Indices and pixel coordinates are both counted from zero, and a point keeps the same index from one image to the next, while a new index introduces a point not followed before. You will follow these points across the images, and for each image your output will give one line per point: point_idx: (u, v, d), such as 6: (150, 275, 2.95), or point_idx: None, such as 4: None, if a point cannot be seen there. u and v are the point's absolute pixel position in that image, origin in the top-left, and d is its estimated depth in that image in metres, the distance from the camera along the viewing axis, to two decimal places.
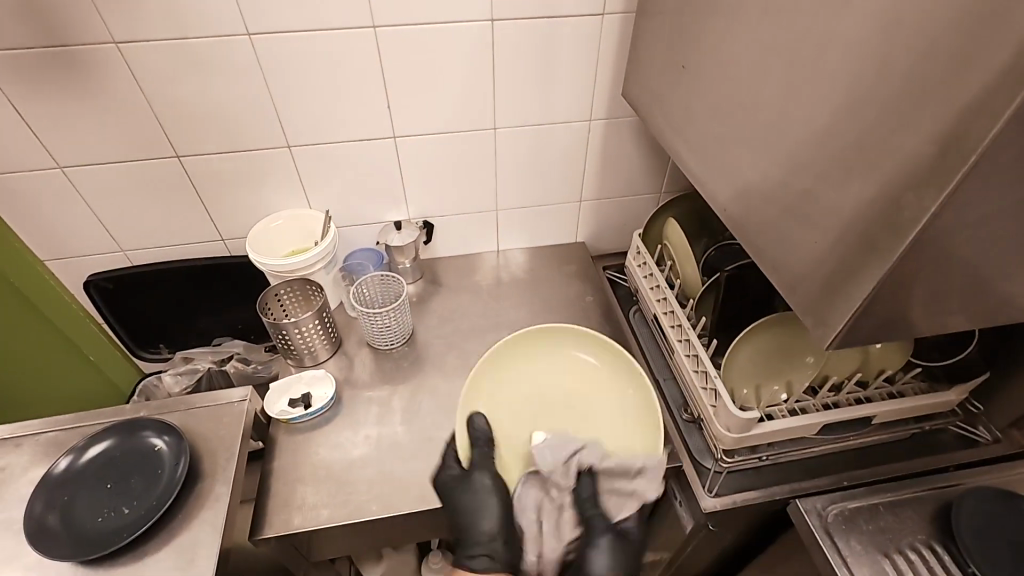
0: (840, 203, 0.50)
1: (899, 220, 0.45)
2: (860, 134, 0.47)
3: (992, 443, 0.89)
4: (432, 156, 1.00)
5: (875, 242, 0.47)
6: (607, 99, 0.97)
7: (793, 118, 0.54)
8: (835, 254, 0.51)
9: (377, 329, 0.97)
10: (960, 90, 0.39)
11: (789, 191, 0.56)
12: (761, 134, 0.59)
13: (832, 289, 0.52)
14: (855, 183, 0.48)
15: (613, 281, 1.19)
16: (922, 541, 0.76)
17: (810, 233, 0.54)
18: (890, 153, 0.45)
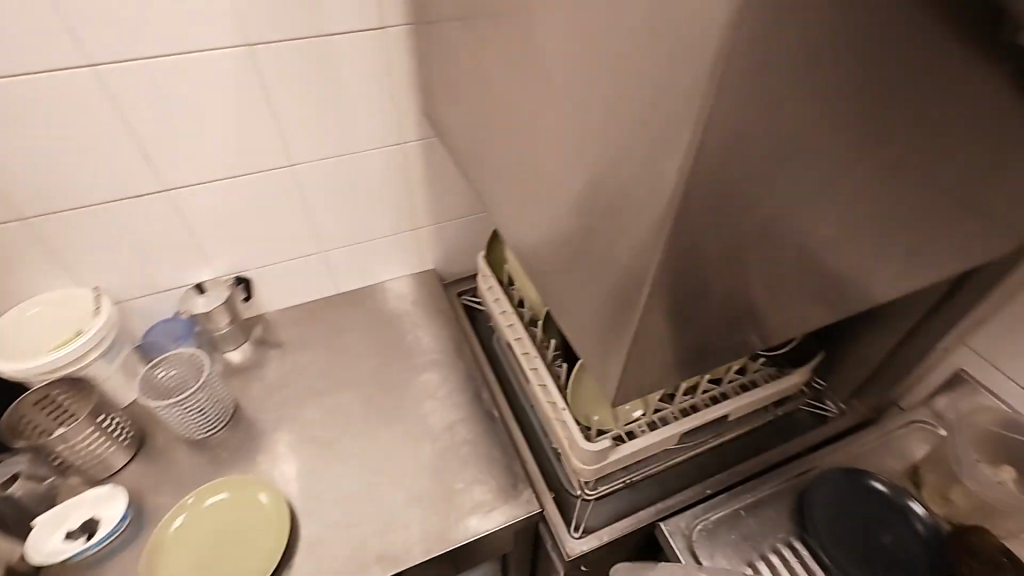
0: (600, 233, 0.43)
1: (644, 252, 0.38)
2: (600, 170, 0.41)
3: (840, 416, 0.91)
4: (222, 203, 0.85)
5: (632, 276, 0.41)
6: (416, 118, 0.88)
7: (549, 150, 0.47)
8: (608, 301, 0.45)
9: (183, 418, 0.82)
10: (667, 106, 0.32)
11: (563, 226, 0.49)
12: (530, 166, 0.52)
13: (610, 339, 0.46)
14: (609, 225, 0.42)
15: (470, 307, 1.11)
16: (783, 540, 0.75)
17: (584, 274, 0.48)
18: (626, 195, 0.39)
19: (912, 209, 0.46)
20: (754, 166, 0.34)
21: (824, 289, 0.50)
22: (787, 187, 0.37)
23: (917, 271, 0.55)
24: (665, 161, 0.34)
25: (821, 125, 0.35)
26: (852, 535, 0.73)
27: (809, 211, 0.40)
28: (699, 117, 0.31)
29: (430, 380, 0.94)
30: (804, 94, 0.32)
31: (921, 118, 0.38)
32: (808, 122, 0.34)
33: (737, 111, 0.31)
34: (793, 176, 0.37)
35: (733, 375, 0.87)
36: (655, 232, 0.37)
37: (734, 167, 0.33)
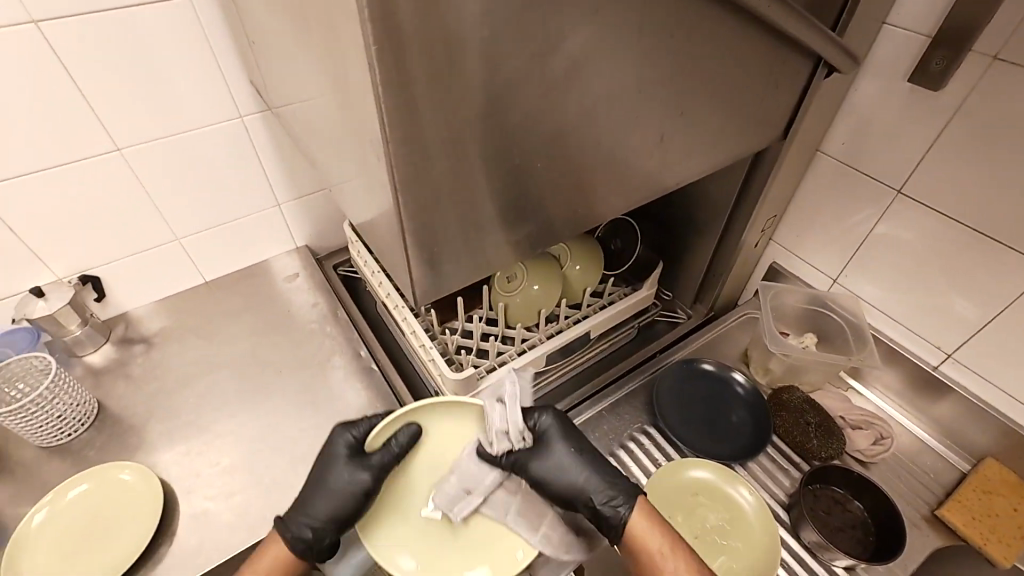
0: (361, 158, 0.45)
1: (382, 165, 0.40)
2: (342, 106, 0.43)
3: (688, 319, 1.03)
4: (42, 197, 0.80)
5: (385, 191, 0.42)
6: (248, 90, 0.87)
7: (315, 93, 0.49)
8: (388, 231, 0.49)
9: (35, 425, 0.77)
10: (344, 17, 0.34)
11: (349, 165, 0.52)
12: (316, 114, 0.54)
13: (398, 262, 0.50)
14: (365, 159, 0.45)
15: (348, 278, 1.12)
16: (638, 429, 0.85)
17: (372, 206, 0.51)
18: (361, 132, 0.41)
19: (659, 113, 0.53)
20: (473, 78, 0.38)
21: (606, 193, 0.57)
22: (519, 98, 0.42)
23: (691, 171, 0.64)
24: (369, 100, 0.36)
25: (528, 37, 0.39)
26: (693, 413, 0.84)
27: (555, 121, 0.46)
28: (376, 47, 0.33)
29: (308, 350, 0.95)
30: (498, 5, 0.36)
31: (631, 30, 0.44)
32: (513, 35, 0.38)
33: (426, 22, 0.34)
34: (521, 86, 0.41)
35: (591, 298, 0.96)
36: (385, 160, 0.40)
37: (448, 78, 0.37)
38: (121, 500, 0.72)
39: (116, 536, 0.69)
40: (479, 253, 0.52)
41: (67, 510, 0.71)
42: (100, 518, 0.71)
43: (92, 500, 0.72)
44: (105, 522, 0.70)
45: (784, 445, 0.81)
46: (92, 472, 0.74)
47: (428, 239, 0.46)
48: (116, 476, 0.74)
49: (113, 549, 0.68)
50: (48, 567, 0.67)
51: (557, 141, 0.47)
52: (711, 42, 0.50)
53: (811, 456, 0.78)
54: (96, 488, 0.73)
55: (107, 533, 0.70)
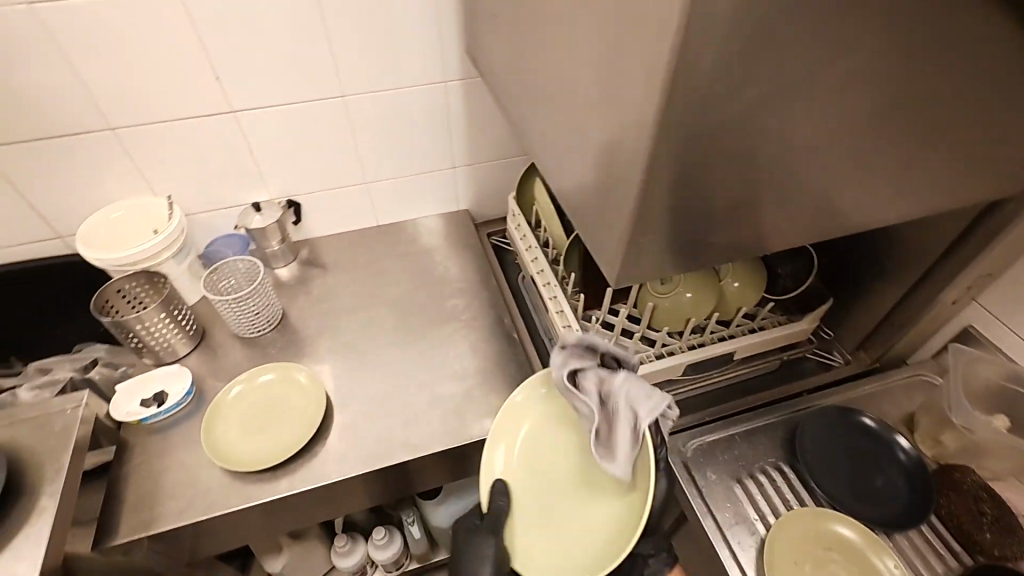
0: (602, 136, 0.47)
1: (635, 147, 0.42)
2: (601, 79, 0.45)
3: (844, 365, 0.94)
4: (279, 127, 0.94)
5: (626, 172, 0.44)
6: (459, 58, 0.94)
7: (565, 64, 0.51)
8: (604, 209, 0.51)
9: (239, 316, 0.92)
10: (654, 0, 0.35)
11: (570, 138, 0.54)
12: (548, 84, 0.57)
13: (605, 237, 0.51)
14: (605, 136, 0.46)
15: (498, 248, 1.18)
16: (772, 464, 0.80)
17: (586, 179, 0.52)
18: (619, 106, 0.42)
19: (912, 142, 0.49)
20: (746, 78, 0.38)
21: (823, 216, 0.54)
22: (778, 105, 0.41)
23: (919, 208, 0.58)
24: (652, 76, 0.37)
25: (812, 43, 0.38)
26: (840, 466, 0.78)
27: (803, 133, 0.44)
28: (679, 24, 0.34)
29: (457, 305, 1.01)
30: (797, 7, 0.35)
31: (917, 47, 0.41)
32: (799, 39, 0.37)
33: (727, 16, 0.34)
34: (786, 92, 0.40)
35: (742, 319, 0.92)
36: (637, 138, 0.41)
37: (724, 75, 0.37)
38: (293, 395, 0.84)
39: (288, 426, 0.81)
40: (681, 251, 0.52)
41: (250, 397, 0.84)
42: (277, 409, 0.83)
43: (270, 393, 0.84)
44: (281, 412, 0.83)
45: (944, 529, 0.72)
46: (271, 369, 0.86)
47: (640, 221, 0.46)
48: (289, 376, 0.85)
49: (286, 437, 0.80)
50: (238, 438, 0.80)
51: (802, 150, 0.46)
52: (1005, 65, 0.45)
53: (977, 549, 0.69)
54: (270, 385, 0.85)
55: (283, 422, 0.82)
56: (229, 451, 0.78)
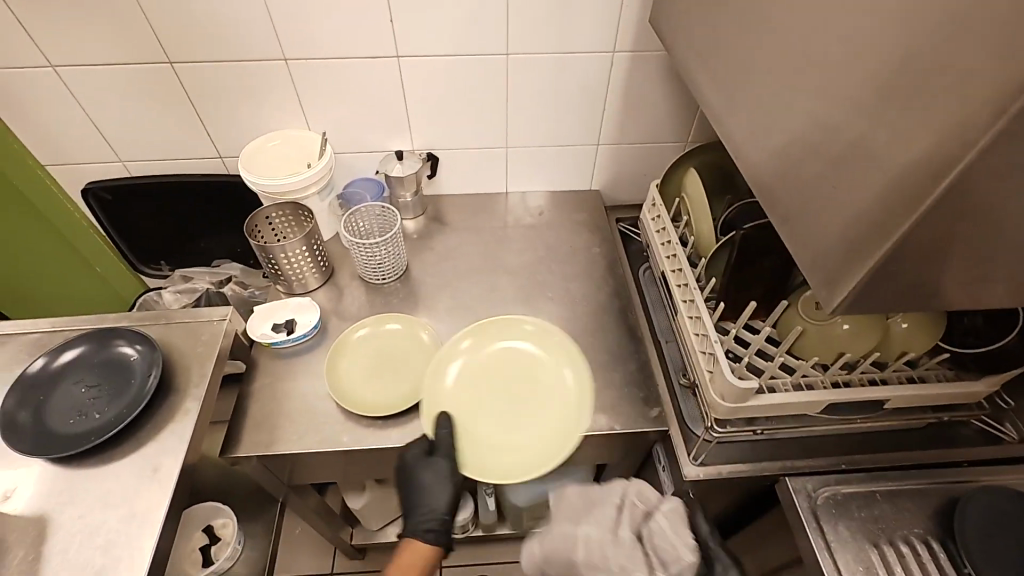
0: (879, 132, 0.42)
1: (947, 148, 0.36)
2: (914, 74, 0.38)
3: (1018, 442, 0.81)
4: (436, 78, 0.92)
5: (914, 177, 0.39)
6: (635, 27, 0.87)
7: (842, 51, 0.45)
8: (849, 215, 0.45)
9: (369, 261, 0.93)
10: None
11: (820, 136, 0.48)
12: (797, 70, 0.51)
13: (846, 251, 0.46)
14: (894, 138, 0.40)
15: (625, 235, 1.12)
16: (918, 536, 0.71)
17: (831, 186, 0.47)
18: (940, 108, 0.36)
19: None
20: None
21: None
22: None
23: None
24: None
25: None
26: None
27: None
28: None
29: (579, 288, 0.97)
30: None
31: None
32: None
33: None
34: None
35: (902, 365, 0.81)
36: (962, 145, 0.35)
37: None
38: (415, 349, 0.85)
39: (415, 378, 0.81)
40: (913, 281, 0.44)
41: (367, 350, 0.85)
42: (401, 363, 0.83)
43: (386, 347, 0.85)
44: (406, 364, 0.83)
45: None
46: (382, 324, 0.87)
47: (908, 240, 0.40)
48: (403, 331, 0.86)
49: (415, 389, 0.80)
50: (367, 388, 0.81)
51: None
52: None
53: None
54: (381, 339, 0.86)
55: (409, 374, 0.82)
56: (363, 402, 0.79)
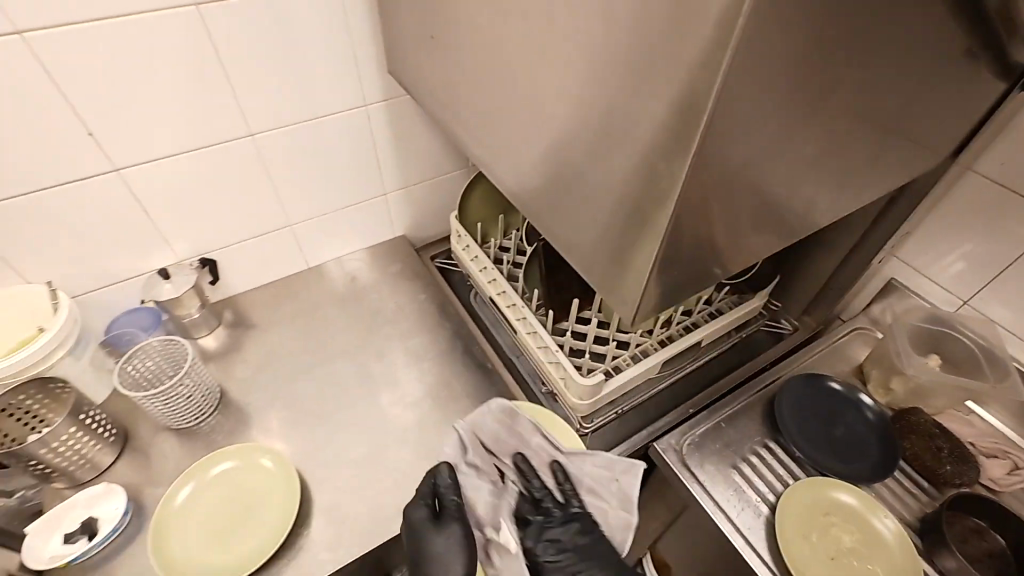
0: (604, 163, 0.47)
1: (653, 168, 0.42)
2: (611, 111, 0.43)
3: (794, 332, 1.01)
4: (177, 179, 0.80)
5: (638, 196, 0.44)
6: (379, 80, 0.86)
7: (540, 69, 0.50)
8: (603, 224, 0.50)
9: (168, 408, 0.78)
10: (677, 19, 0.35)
11: (528, 134, 0.56)
12: (528, 112, 0.54)
13: (569, 223, 0.56)
14: (612, 159, 0.45)
15: (444, 270, 1.12)
16: (760, 442, 0.83)
17: (549, 172, 0.55)
18: (588, 113, 0.46)
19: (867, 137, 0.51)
20: (745, 102, 0.37)
21: (797, 216, 0.55)
22: (767, 124, 0.41)
23: (869, 193, 0.62)
24: (636, 94, 0.41)
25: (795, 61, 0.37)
26: (818, 432, 0.83)
27: (782, 147, 0.44)
28: (662, 49, 0.37)
29: (418, 342, 0.95)
30: (785, 28, 0.35)
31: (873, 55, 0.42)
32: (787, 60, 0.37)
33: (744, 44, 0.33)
34: (769, 115, 0.40)
35: (702, 306, 0.94)
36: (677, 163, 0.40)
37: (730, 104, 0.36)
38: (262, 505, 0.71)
39: (241, 547, 0.68)
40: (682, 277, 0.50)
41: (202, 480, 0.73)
42: (234, 508, 0.71)
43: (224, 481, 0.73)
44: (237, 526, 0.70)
45: (911, 468, 0.80)
46: (220, 452, 0.75)
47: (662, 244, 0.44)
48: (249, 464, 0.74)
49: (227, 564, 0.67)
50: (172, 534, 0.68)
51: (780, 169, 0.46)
52: (949, 53, 0.48)
53: (943, 482, 0.77)
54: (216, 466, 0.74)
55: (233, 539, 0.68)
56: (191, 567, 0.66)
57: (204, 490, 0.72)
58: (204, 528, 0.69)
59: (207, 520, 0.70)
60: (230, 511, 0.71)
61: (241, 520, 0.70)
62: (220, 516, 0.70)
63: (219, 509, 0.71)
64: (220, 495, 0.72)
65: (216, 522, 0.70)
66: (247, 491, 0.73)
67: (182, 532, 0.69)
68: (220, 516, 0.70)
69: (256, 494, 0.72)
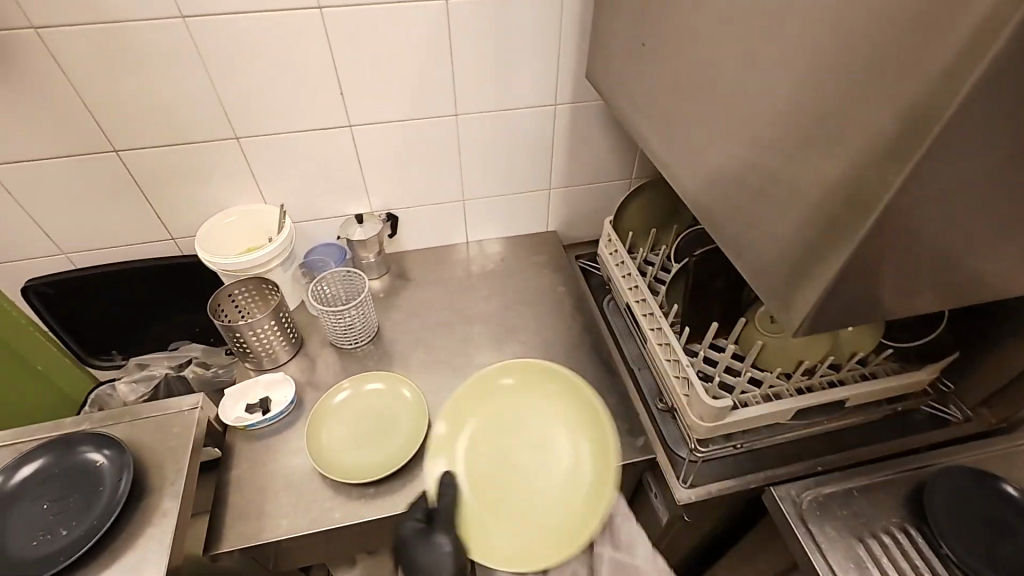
0: (801, 171, 0.47)
1: (858, 185, 0.42)
2: (821, 121, 0.44)
3: (965, 422, 0.88)
4: (390, 142, 0.95)
5: (831, 210, 0.44)
6: (572, 81, 0.94)
7: (750, 74, 0.52)
8: (782, 234, 0.51)
9: (339, 327, 0.92)
10: (926, 31, 0.35)
11: (721, 137, 0.58)
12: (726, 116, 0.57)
13: (740, 227, 0.57)
14: (810, 168, 0.46)
15: (586, 271, 1.17)
16: (896, 524, 0.75)
17: (732, 175, 0.57)
18: (799, 123, 0.47)
19: None
20: (979, 124, 0.36)
21: (1008, 271, 0.50)
22: (997, 155, 0.39)
23: None
24: (856, 107, 0.41)
25: None
26: (976, 534, 0.72)
27: (1009, 186, 0.42)
28: (904, 63, 0.37)
29: (550, 328, 1.00)
30: None
31: None
32: None
33: (992, 62, 0.33)
34: (1004, 145, 0.38)
35: (855, 364, 0.86)
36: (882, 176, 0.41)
37: (962, 122, 0.36)
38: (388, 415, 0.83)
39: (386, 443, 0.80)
40: (858, 304, 0.48)
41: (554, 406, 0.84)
42: (366, 422, 0.82)
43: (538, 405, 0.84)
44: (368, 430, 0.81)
45: None
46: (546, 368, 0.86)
47: (846, 261, 0.44)
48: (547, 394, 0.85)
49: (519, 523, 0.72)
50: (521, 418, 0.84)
51: (999, 212, 0.44)
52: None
53: None
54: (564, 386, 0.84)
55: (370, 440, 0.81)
56: (359, 463, 0.78)
57: (356, 400, 0.85)
58: (368, 433, 0.81)
59: (369, 423, 0.83)
60: (381, 416, 0.83)
61: (393, 430, 0.82)
62: (378, 424, 0.82)
63: (375, 419, 0.83)
64: (368, 408, 0.84)
65: (377, 425, 0.82)
66: (386, 403, 0.85)
67: (348, 432, 0.82)
68: (377, 426, 0.82)
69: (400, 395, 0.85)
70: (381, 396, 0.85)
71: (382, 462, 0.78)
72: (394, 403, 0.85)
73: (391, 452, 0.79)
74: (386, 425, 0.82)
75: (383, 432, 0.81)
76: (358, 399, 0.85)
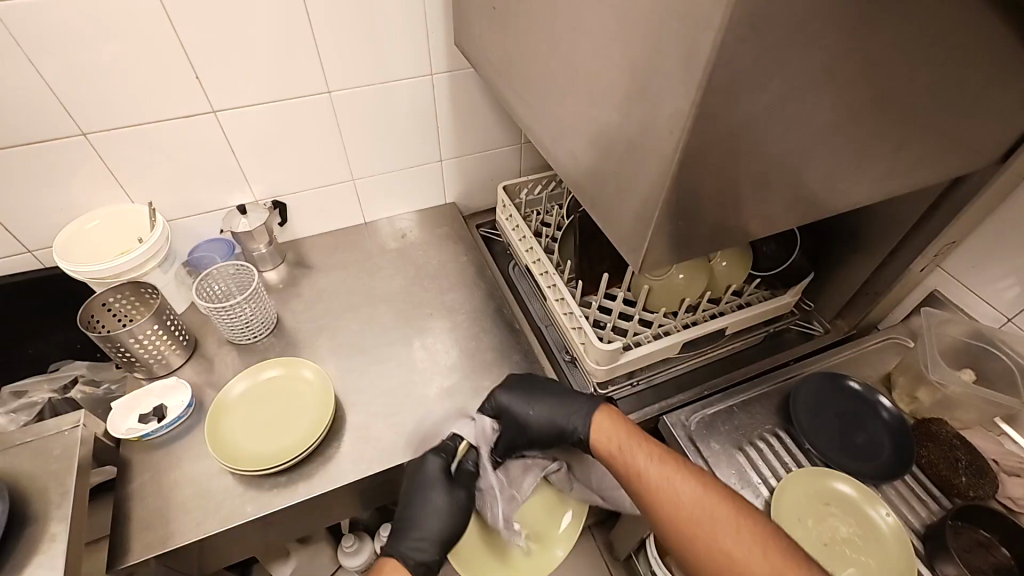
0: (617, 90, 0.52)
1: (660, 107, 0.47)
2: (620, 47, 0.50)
3: (825, 333, 1.01)
4: (264, 126, 0.91)
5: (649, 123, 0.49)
6: (445, 51, 0.94)
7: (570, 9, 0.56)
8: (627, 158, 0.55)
9: (234, 323, 0.89)
10: None
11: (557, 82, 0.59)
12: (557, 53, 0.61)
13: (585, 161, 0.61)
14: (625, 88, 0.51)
15: (487, 238, 1.19)
16: (769, 430, 0.85)
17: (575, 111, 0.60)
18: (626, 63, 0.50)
19: (892, 123, 0.53)
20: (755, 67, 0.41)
21: (819, 194, 0.57)
22: (777, 93, 0.44)
23: (902, 183, 0.62)
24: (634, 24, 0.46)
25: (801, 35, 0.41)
26: (830, 427, 0.84)
27: (795, 118, 0.47)
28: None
29: (455, 299, 1.02)
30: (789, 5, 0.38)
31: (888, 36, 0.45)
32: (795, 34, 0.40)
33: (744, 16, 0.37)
34: (781, 84, 0.43)
35: (731, 295, 0.96)
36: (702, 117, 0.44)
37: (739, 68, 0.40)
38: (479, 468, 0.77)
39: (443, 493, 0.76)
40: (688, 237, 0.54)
41: (294, 378, 0.85)
42: (275, 372, 0.85)
43: (287, 385, 0.84)
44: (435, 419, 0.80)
45: (924, 477, 0.80)
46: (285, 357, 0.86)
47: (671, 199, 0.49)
48: (279, 375, 0.85)
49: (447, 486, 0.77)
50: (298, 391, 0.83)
51: (791, 143, 0.49)
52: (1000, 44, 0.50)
53: (955, 493, 0.77)
54: (290, 368, 0.85)
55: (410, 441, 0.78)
56: (272, 426, 0.80)
57: (264, 384, 0.84)
58: (270, 408, 0.81)
59: (268, 400, 0.82)
60: (280, 390, 0.84)
61: (290, 405, 0.82)
62: (279, 399, 0.83)
63: (280, 397, 0.82)
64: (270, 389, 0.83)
65: (276, 401, 0.82)
66: (279, 382, 0.84)
67: (257, 411, 0.81)
68: (275, 404, 0.82)
69: (289, 369, 0.85)
70: (282, 378, 0.84)
71: (284, 425, 0.80)
72: (290, 378, 0.84)
73: (291, 416, 0.81)
74: (289, 402, 0.82)
75: (284, 404, 0.82)
76: (269, 383, 0.84)
